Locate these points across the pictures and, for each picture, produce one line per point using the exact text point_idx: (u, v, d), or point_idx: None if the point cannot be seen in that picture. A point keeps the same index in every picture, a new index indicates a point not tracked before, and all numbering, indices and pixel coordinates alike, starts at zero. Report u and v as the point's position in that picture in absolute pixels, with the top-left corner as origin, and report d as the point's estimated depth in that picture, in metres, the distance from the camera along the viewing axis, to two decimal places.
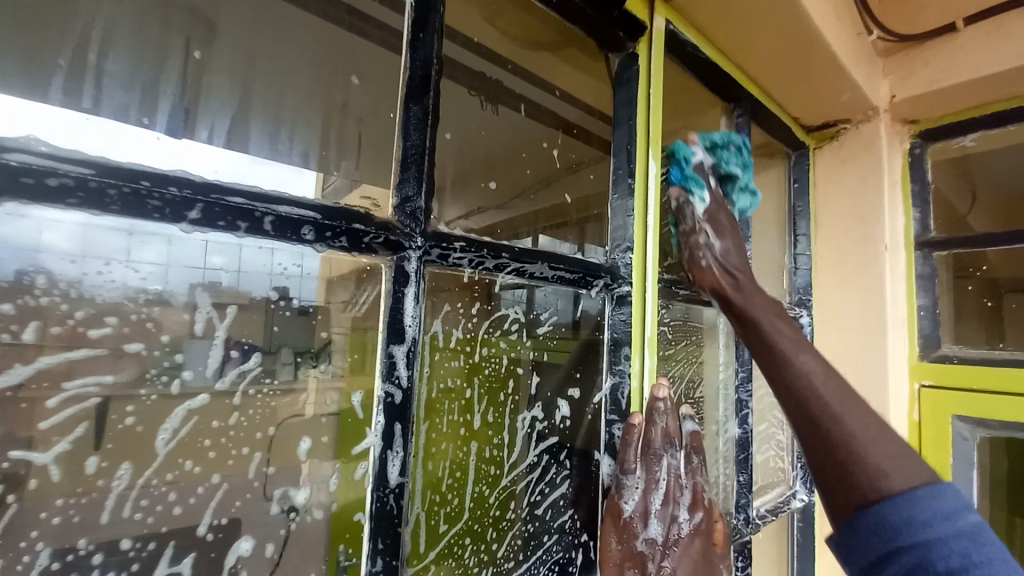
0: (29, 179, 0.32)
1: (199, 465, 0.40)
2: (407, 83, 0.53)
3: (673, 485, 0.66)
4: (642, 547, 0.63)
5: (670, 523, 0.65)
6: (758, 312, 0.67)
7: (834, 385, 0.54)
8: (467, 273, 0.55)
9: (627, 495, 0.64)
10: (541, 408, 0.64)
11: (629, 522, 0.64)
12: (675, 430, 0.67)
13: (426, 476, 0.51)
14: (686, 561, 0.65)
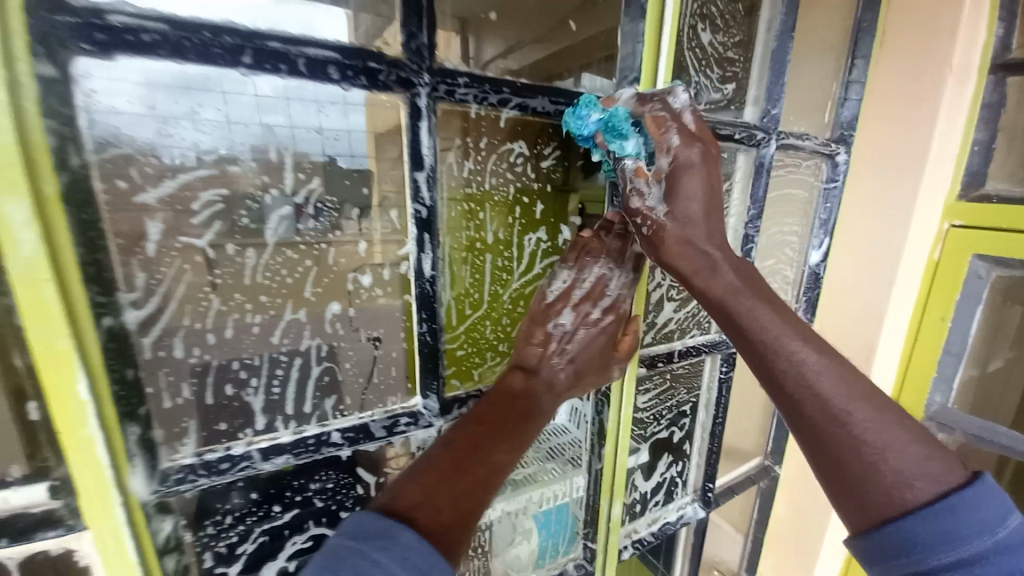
0: (131, 37, 0.43)
1: (296, 254, 0.58)
2: None
3: (598, 279, 0.74)
4: (554, 326, 0.72)
5: (584, 300, 0.73)
6: (725, 292, 0.60)
7: (828, 354, 0.55)
8: (474, 108, 0.63)
9: (554, 284, 0.74)
10: (545, 232, 0.77)
11: (547, 305, 0.72)
12: (615, 245, 0.73)
13: (453, 275, 0.69)
14: (586, 349, 0.74)
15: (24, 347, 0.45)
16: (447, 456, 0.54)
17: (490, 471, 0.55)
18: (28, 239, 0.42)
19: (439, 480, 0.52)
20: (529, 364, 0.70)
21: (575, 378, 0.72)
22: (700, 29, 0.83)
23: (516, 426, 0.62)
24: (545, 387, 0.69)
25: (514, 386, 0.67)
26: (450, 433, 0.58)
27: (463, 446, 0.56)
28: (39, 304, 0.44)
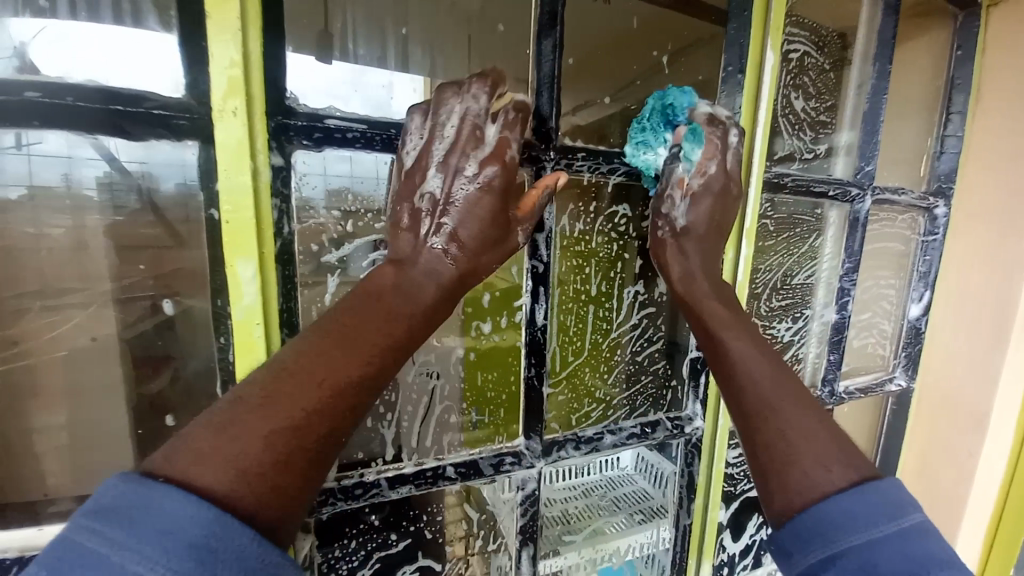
0: (339, 135, 0.54)
1: None
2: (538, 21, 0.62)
3: (463, 127, 0.54)
4: (420, 202, 0.54)
5: (456, 178, 0.54)
6: (701, 297, 0.68)
7: (780, 379, 0.60)
8: (587, 177, 0.71)
9: (409, 141, 0.55)
10: (644, 284, 0.82)
11: (409, 173, 0.55)
12: (473, 141, 0.54)
13: (560, 324, 0.76)
14: (470, 215, 0.55)
15: (231, 380, 0.55)
16: (273, 381, 0.43)
17: (327, 386, 0.44)
18: (251, 291, 0.52)
19: (268, 391, 0.43)
20: (407, 259, 0.54)
21: (453, 267, 0.54)
22: (794, 97, 0.88)
23: (368, 331, 0.48)
24: (416, 281, 0.53)
25: (384, 284, 0.51)
26: (295, 343, 0.47)
27: (279, 380, 0.43)
28: (250, 343, 0.53)
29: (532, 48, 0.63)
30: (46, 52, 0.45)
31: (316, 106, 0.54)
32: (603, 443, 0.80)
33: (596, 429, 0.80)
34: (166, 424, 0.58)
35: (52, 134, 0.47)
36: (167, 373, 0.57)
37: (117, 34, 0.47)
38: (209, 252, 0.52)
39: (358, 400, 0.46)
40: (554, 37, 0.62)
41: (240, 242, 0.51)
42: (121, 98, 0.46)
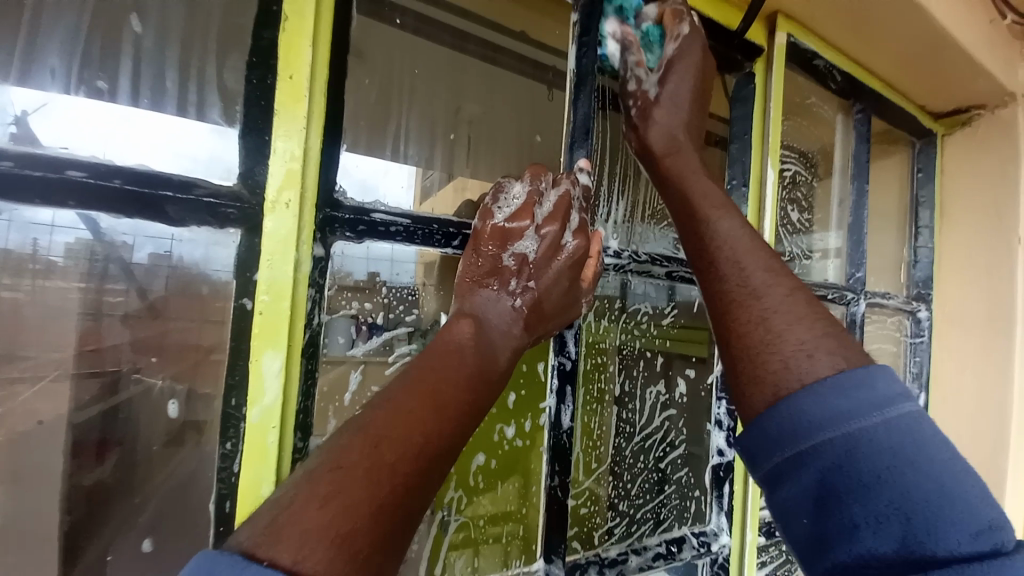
0: (382, 228, 0.54)
1: None
2: (571, 135, 0.67)
3: (559, 206, 0.57)
4: (507, 260, 0.55)
5: (551, 248, 0.56)
6: (694, 179, 0.62)
7: (761, 253, 0.55)
8: (610, 275, 0.71)
9: (502, 202, 0.57)
10: (664, 384, 0.82)
11: (504, 227, 0.55)
12: (567, 219, 0.58)
13: (584, 425, 0.73)
14: (554, 284, 0.56)
15: (231, 495, 0.47)
16: (369, 443, 0.39)
17: (423, 457, 0.41)
18: (273, 391, 0.47)
19: (368, 459, 0.38)
20: (483, 314, 0.54)
21: (526, 330, 0.55)
22: (790, 209, 0.97)
23: (455, 398, 0.45)
24: (494, 343, 0.52)
25: (464, 342, 0.50)
26: (386, 400, 0.43)
27: (380, 444, 0.39)
28: (261, 450, 0.47)
29: (564, 158, 0.67)
30: (103, 137, 0.45)
31: (360, 198, 0.54)
32: (629, 567, 0.72)
33: (620, 548, 0.73)
34: (140, 550, 0.49)
35: (76, 214, 0.44)
36: (153, 476, 0.50)
37: (171, 122, 0.48)
38: (231, 344, 0.48)
39: (442, 472, 0.43)
40: (587, 149, 0.67)
41: (272, 335, 0.47)
42: (170, 183, 0.45)
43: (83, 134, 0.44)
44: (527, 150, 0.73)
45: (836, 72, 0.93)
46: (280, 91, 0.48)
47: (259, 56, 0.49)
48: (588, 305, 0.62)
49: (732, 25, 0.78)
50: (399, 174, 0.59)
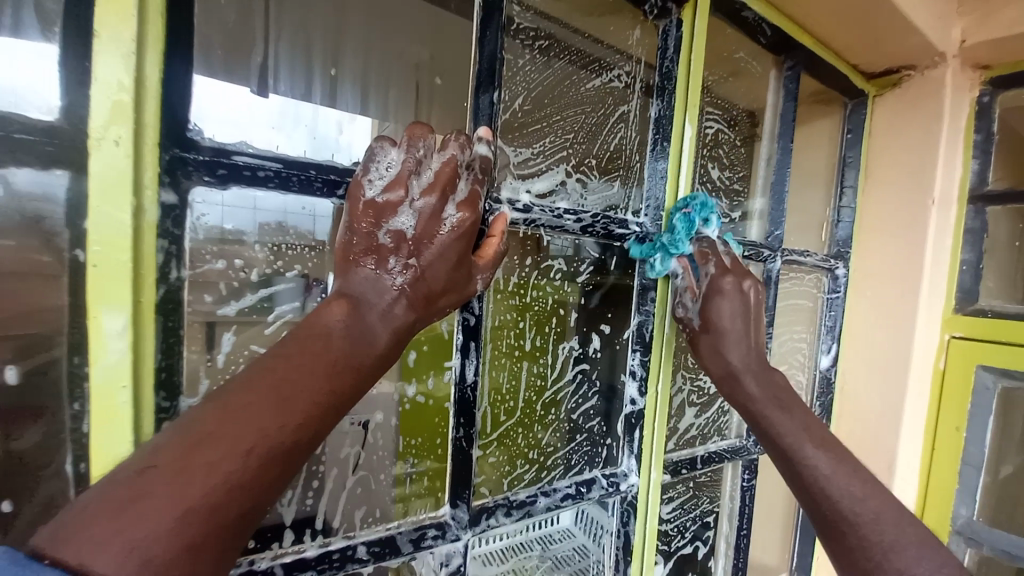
0: (248, 172, 0.49)
1: None
2: (477, 77, 0.62)
3: (440, 175, 0.54)
4: (384, 238, 0.52)
5: (431, 222, 0.53)
6: (758, 403, 0.72)
7: (783, 397, 0.71)
8: (523, 230, 0.70)
9: (375, 172, 0.53)
10: (578, 340, 0.83)
11: (379, 201, 0.52)
12: (450, 188, 0.54)
13: (491, 381, 0.73)
14: (438, 259, 0.54)
15: (85, 456, 0.45)
16: (181, 451, 0.36)
17: (254, 455, 0.38)
18: (118, 349, 0.43)
19: (178, 457, 0.36)
20: (359, 297, 0.51)
21: (410, 309, 0.53)
22: (711, 167, 0.99)
23: (306, 394, 0.42)
24: (372, 324, 0.50)
25: (331, 324, 0.47)
26: (215, 402, 0.39)
27: (196, 444, 0.36)
28: (110, 410, 0.44)
29: (469, 103, 0.63)
30: None
31: (224, 140, 0.49)
32: (536, 508, 0.75)
33: (529, 492, 0.76)
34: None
35: None
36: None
37: None
38: (68, 297, 0.43)
39: (287, 473, 0.40)
40: (492, 93, 0.63)
41: (108, 289, 0.43)
42: None
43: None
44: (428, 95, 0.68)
45: (765, 26, 0.91)
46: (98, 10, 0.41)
47: None
48: (489, 282, 0.62)
49: None
50: (283, 118, 0.55)
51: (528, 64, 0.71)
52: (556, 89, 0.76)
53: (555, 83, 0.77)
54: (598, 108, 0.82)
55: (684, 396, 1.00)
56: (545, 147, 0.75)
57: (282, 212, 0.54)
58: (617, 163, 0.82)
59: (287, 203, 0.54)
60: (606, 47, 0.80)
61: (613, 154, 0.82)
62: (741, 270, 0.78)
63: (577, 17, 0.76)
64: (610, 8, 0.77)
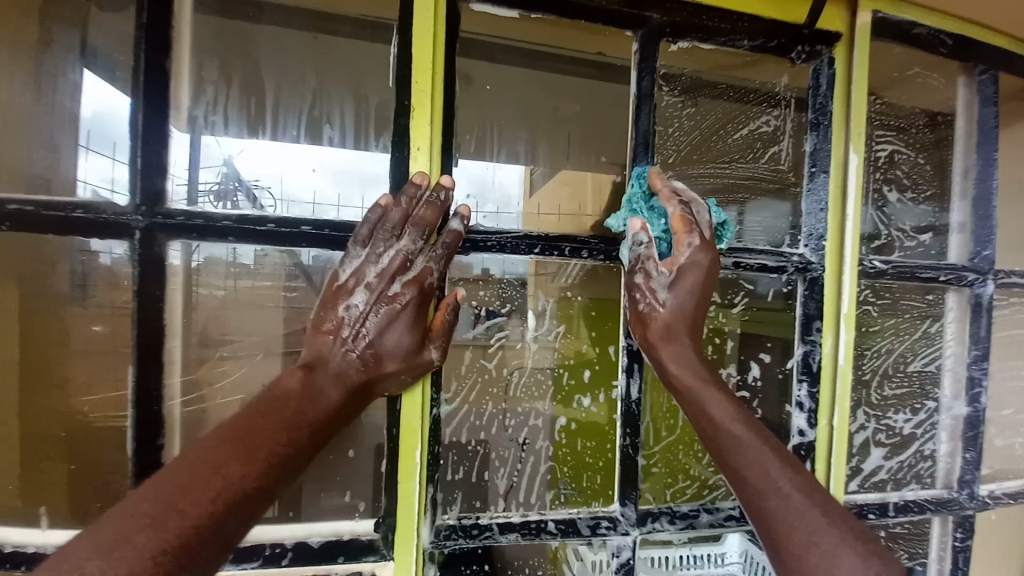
0: (481, 244, 0.72)
1: (537, 368, 0.82)
2: (634, 149, 0.78)
3: (421, 274, 0.68)
4: (351, 290, 0.68)
5: (387, 282, 0.67)
6: (690, 377, 0.71)
7: (736, 417, 0.68)
8: None
9: (377, 232, 0.67)
10: (736, 367, 0.90)
11: (365, 259, 0.67)
12: (411, 253, 0.67)
13: (654, 401, 0.84)
14: (393, 316, 0.68)
15: (395, 423, 0.72)
16: (209, 447, 0.56)
17: (219, 499, 0.52)
18: None
19: (164, 486, 0.51)
20: (323, 363, 0.67)
21: (361, 371, 0.68)
22: (886, 188, 0.92)
23: (262, 440, 0.58)
24: (332, 363, 0.67)
25: (292, 388, 0.64)
26: (202, 444, 0.56)
27: (176, 487, 0.51)
28: (411, 395, 0.71)
29: (628, 169, 0.79)
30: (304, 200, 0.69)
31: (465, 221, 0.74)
32: (699, 522, 0.82)
33: (691, 505, 0.83)
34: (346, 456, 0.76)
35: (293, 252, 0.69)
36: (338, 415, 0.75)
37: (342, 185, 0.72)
38: None
39: (250, 506, 0.55)
40: (648, 160, 0.78)
41: None
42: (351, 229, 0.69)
43: (270, 196, 0.69)
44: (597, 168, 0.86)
45: (943, 37, 0.87)
46: (412, 160, 0.69)
47: (400, 136, 0.69)
48: (446, 339, 0.72)
49: (800, 19, 0.80)
50: (499, 201, 0.78)
51: (677, 128, 0.83)
52: (705, 140, 0.86)
53: (704, 134, 0.86)
54: (747, 154, 0.88)
55: (869, 433, 0.93)
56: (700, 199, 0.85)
57: (499, 265, 0.76)
58: (771, 197, 0.88)
59: (503, 260, 0.76)
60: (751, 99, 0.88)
61: (765, 192, 0.88)
62: (707, 245, 0.73)
63: (722, 73, 0.85)
64: (756, 59, 0.84)
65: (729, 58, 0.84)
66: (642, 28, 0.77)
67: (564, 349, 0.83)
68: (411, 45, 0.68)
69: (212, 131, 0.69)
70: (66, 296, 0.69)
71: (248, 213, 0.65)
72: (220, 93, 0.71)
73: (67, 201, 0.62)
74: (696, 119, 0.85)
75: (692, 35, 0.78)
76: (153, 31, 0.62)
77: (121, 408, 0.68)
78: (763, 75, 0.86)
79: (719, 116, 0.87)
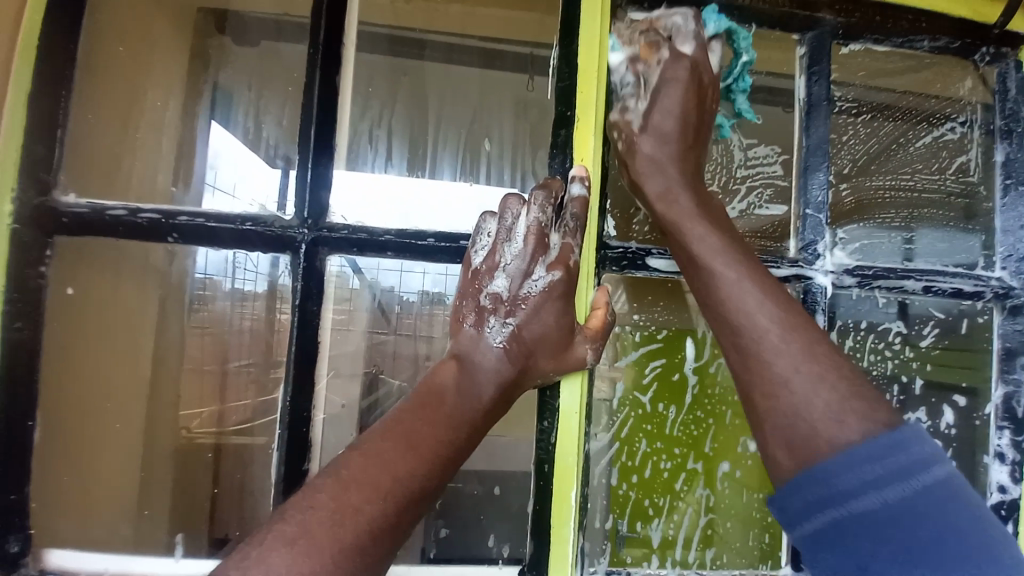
0: (640, 261, 0.66)
1: (692, 402, 0.73)
2: (806, 160, 0.71)
3: (563, 253, 0.61)
4: (485, 300, 0.62)
5: (521, 282, 0.61)
6: (699, 242, 0.58)
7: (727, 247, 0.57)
8: (854, 291, 0.71)
9: (497, 236, 0.61)
10: (925, 411, 0.77)
11: (482, 267, 0.61)
12: (537, 243, 0.60)
13: None
14: (533, 317, 0.61)
15: (548, 460, 0.64)
16: (382, 450, 0.52)
17: (390, 496, 0.49)
18: (573, 393, 0.64)
19: (338, 489, 0.48)
20: (469, 355, 0.61)
21: (510, 367, 0.60)
22: None
23: (429, 439, 0.54)
24: (476, 379, 0.59)
25: (446, 383, 0.58)
26: (376, 445, 0.52)
27: (350, 485, 0.48)
28: (569, 430, 0.64)
29: (796, 182, 0.71)
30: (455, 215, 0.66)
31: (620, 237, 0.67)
32: None
33: None
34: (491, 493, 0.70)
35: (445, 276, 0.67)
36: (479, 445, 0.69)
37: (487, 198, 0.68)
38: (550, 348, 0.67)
39: (416, 505, 0.51)
40: (823, 171, 0.70)
41: None
42: None
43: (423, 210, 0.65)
44: (764, 175, 0.75)
45: None
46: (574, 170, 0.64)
47: (562, 148, 0.64)
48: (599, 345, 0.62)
49: (988, 19, 0.71)
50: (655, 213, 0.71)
51: (852, 137, 0.76)
52: (881, 149, 0.78)
53: (879, 144, 0.78)
54: (931, 164, 0.79)
55: None
56: (886, 222, 0.77)
57: (657, 284, 0.69)
58: (959, 210, 0.77)
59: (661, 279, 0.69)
60: (929, 106, 0.78)
61: (953, 210, 0.77)
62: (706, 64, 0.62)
63: (893, 77, 0.77)
64: (932, 61, 0.76)
65: (902, 61, 0.76)
66: (813, 30, 0.71)
67: (723, 381, 0.73)
68: (575, 53, 0.64)
69: (375, 148, 0.69)
70: (226, 309, 0.68)
71: (407, 228, 0.62)
72: (385, 112, 0.72)
73: (237, 214, 0.60)
74: (868, 127, 0.77)
75: (868, 37, 0.71)
76: (327, 45, 0.62)
77: (266, 429, 0.65)
78: (942, 78, 0.77)
79: (892, 124, 0.78)
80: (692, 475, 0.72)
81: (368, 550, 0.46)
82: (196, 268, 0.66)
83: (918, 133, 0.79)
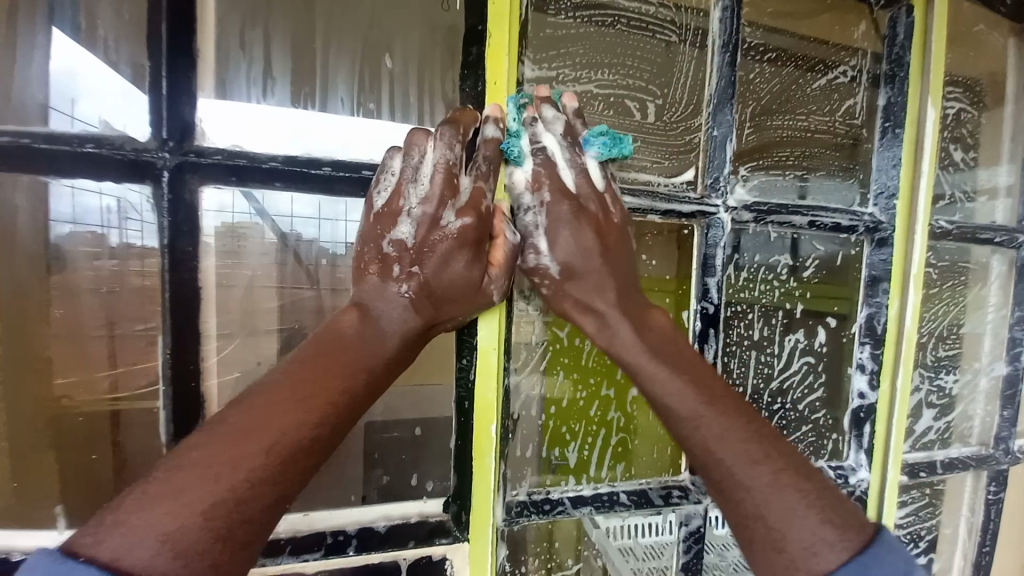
0: (552, 195, 0.65)
1: None
2: (717, 96, 0.72)
3: (474, 197, 0.58)
4: (389, 247, 0.58)
5: (428, 228, 0.58)
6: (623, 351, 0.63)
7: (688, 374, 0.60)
8: (752, 227, 0.77)
9: (405, 180, 0.57)
10: (804, 332, 0.86)
11: (384, 213, 0.58)
12: (445, 187, 0.58)
13: (726, 368, 0.81)
14: (439, 266, 0.59)
15: (467, 397, 0.66)
16: (266, 403, 0.48)
17: (274, 453, 0.46)
18: (487, 332, 0.65)
19: (208, 451, 0.44)
20: (372, 302, 0.58)
21: (416, 316, 0.59)
22: (950, 149, 0.89)
23: (328, 389, 0.51)
24: (382, 330, 0.57)
25: (344, 332, 0.55)
26: (258, 400, 0.48)
27: (223, 445, 0.44)
28: (487, 365, 0.65)
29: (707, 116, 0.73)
30: (344, 143, 0.61)
31: None
32: None
33: None
34: (414, 433, 0.68)
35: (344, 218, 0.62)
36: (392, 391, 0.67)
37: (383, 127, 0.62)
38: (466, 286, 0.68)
39: (304, 464, 0.48)
40: (731, 109, 0.72)
41: None
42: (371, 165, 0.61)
43: (317, 141, 0.60)
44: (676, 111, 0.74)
45: None
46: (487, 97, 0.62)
47: (473, 70, 0.61)
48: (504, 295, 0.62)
49: None
50: None
51: (759, 75, 0.79)
52: (784, 88, 0.81)
53: (785, 85, 0.81)
54: (825, 106, 0.83)
55: (922, 395, 0.94)
56: (781, 160, 0.81)
57: None
58: (848, 149, 0.83)
59: None
60: (825, 51, 0.81)
61: (840, 151, 0.83)
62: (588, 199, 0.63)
63: (801, 19, 0.80)
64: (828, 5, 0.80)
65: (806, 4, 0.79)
66: None
67: None
68: None
69: (249, 57, 0.59)
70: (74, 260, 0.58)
71: (298, 154, 0.58)
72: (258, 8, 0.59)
73: (74, 133, 0.52)
74: (774, 67, 0.80)
75: None
76: None
77: (148, 389, 0.59)
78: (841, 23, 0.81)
79: (794, 65, 0.81)
80: (605, 401, 0.78)
81: (245, 505, 0.43)
82: (46, 213, 0.55)
83: (816, 76, 0.82)
